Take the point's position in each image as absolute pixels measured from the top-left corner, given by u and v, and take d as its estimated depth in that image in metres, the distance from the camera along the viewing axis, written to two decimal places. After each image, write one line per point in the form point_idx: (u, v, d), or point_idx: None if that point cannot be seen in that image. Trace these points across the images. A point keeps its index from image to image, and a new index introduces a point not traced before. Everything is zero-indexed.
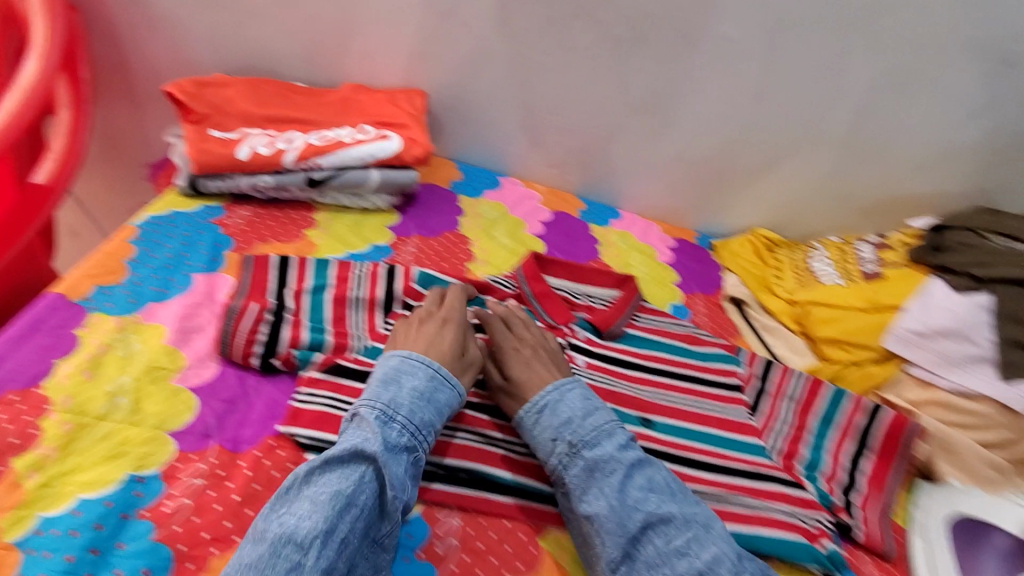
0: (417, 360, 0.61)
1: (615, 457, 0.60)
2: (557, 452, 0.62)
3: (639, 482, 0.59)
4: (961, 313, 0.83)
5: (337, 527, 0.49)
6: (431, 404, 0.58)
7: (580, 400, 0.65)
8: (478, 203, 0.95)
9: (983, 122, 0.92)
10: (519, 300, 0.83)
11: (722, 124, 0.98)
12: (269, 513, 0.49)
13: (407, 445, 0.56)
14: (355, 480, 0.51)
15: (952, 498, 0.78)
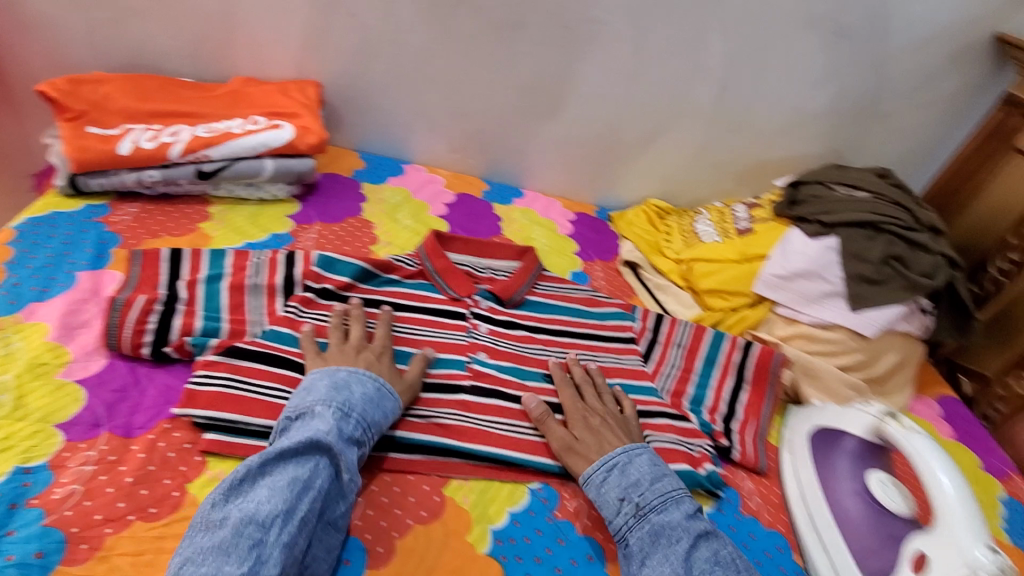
0: (366, 376, 0.66)
1: (682, 525, 0.62)
2: (624, 512, 0.63)
3: (702, 555, 0.60)
4: (814, 254, 0.93)
5: (296, 507, 0.53)
6: (380, 405, 0.65)
7: (649, 466, 0.67)
8: (382, 189, 1.06)
9: (824, 90, 1.08)
10: (422, 277, 0.88)
11: (604, 100, 1.11)
12: (229, 496, 0.53)
13: (359, 438, 0.61)
14: (310, 467, 0.56)
15: (811, 414, 0.83)
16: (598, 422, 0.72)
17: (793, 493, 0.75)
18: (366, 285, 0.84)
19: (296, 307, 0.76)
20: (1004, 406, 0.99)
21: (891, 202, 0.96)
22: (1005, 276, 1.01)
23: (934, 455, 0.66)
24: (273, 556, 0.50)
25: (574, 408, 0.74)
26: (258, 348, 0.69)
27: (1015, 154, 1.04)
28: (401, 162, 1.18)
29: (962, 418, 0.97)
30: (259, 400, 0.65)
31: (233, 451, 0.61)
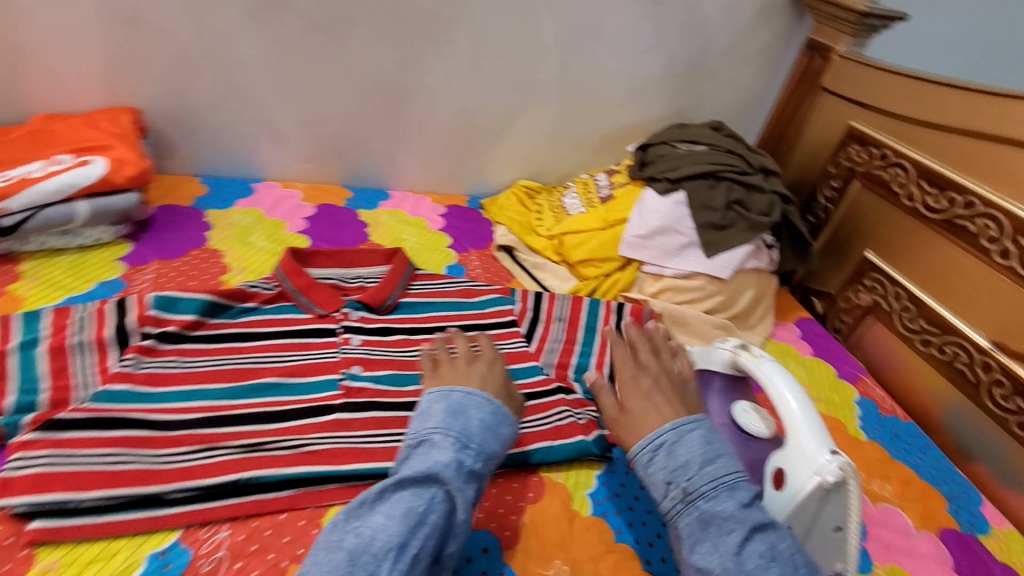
0: (481, 396, 0.61)
1: (737, 516, 0.52)
2: (671, 496, 0.55)
3: (756, 549, 0.51)
4: (666, 211, 0.99)
5: (410, 542, 0.49)
6: (496, 434, 0.59)
7: (703, 445, 0.57)
8: (229, 213, 0.99)
9: (655, 54, 1.14)
10: (282, 298, 0.83)
11: (454, 91, 1.10)
12: (341, 524, 0.51)
13: (477, 471, 0.56)
14: (427, 498, 0.52)
15: None
16: (650, 389, 0.63)
17: None
18: (217, 318, 0.78)
19: (133, 358, 0.69)
20: (848, 317, 1.09)
21: (726, 151, 1.04)
22: (831, 203, 1.12)
23: (782, 377, 0.70)
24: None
25: (629, 376, 0.65)
26: (85, 414, 0.61)
27: (822, 94, 1.16)
28: (251, 180, 1.11)
29: (817, 335, 1.07)
30: (92, 471, 0.57)
31: (66, 536, 0.54)
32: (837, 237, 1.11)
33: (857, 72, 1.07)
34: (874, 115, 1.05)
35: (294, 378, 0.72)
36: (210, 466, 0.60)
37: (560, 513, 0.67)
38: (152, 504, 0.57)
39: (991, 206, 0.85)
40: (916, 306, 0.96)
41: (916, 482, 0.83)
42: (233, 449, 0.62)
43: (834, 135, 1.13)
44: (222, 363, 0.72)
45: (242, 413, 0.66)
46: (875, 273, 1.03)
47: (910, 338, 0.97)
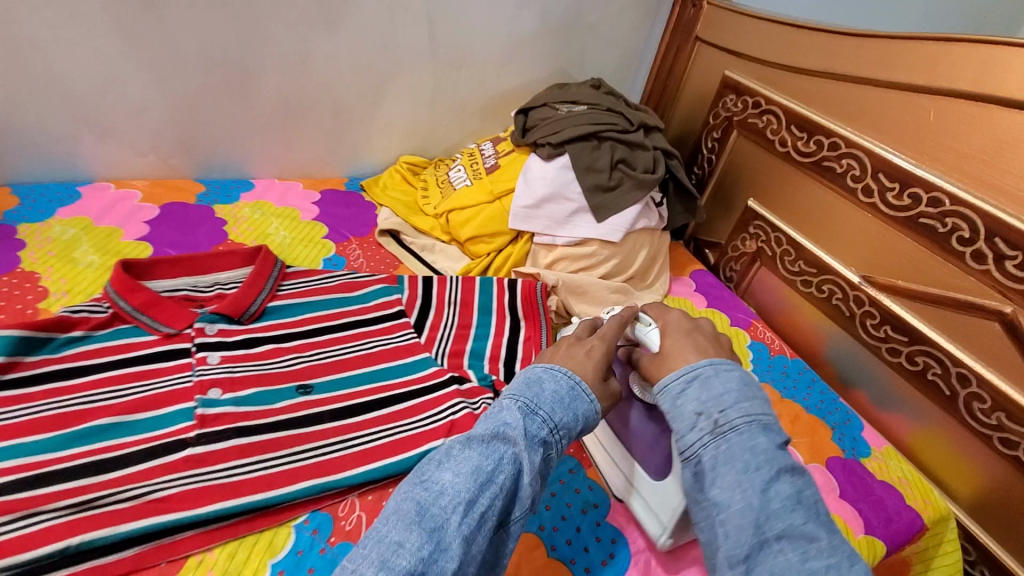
0: (561, 371, 0.58)
1: (766, 454, 0.49)
2: (699, 428, 0.52)
3: (783, 490, 0.48)
4: (553, 177, 0.95)
5: (478, 500, 0.48)
6: (571, 408, 0.56)
7: (740, 382, 0.54)
8: (47, 225, 0.83)
9: (529, 11, 1.08)
10: (119, 321, 0.71)
11: (309, 63, 0.98)
12: (413, 480, 0.50)
13: (545, 440, 0.53)
14: (495, 459, 0.50)
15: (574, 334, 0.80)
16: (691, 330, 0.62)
17: None
18: (35, 355, 0.65)
19: None
20: (738, 266, 1.12)
21: (608, 109, 1.01)
22: (713, 154, 1.13)
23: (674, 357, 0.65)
24: (454, 546, 0.45)
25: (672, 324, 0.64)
26: None
27: (696, 44, 1.14)
28: (78, 184, 0.94)
29: (711, 285, 1.10)
30: None
31: None
32: (722, 187, 1.13)
33: (727, 20, 1.07)
34: (745, 63, 1.05)
35: (135, 414, 0.62)
36: (26, 539, 0.50)
37: None
38: None
39: (854, 146, 0.88)
40: (795, 249, 0.99)
41: (804, 416, 0.87)
42: (61, 510, 0.53)
43: (711, 86, 1.13)
44: (43, 409, 0.61)
45: (68, 466, 0.56)
46: (757, 221, 1.06)
47: (793, 280, 1.01)
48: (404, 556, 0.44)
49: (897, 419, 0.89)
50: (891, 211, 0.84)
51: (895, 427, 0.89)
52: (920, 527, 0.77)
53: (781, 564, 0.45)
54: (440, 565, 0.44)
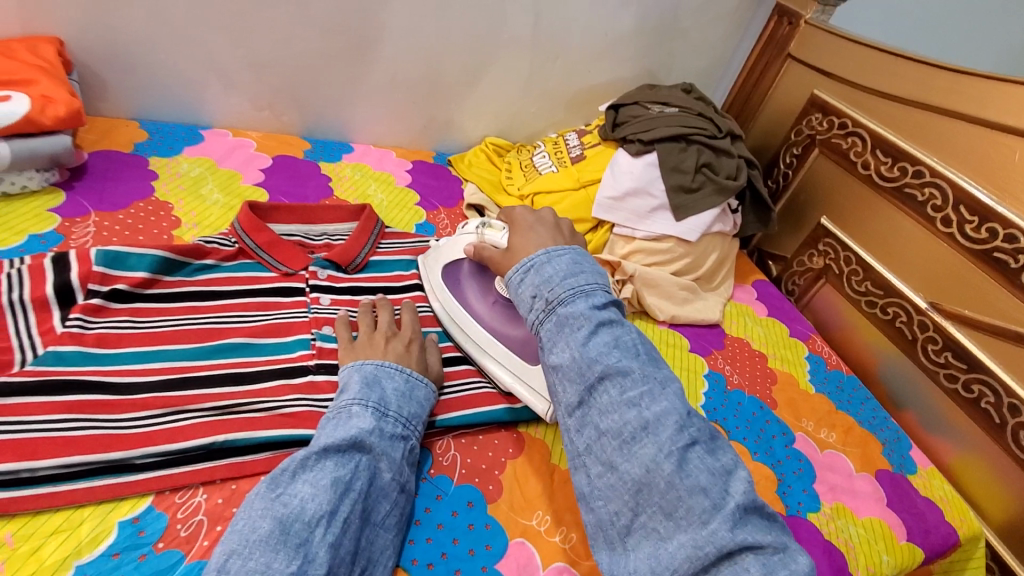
0: (393, 367, 0.63)
1: (585, 313, 0.52)
2: (535, 309, 0.55)
3: (603, 340, 0.51)
4: (639, 173, 0.99)
5: (339, 508, 0.50)
6: (413, 399, 0.62)
7: (569, 264, 0.56)
8: (175, 161, 0.90)
9: (629, 11, 1.11)
10: (243, 256, 0.78)
11: (418, 37, 1.03)
12: (265, 496, 0.49)
13: (400, 434, 0.58)
14: (352, 467, 0.53)
15: (434, 257, 0.81)
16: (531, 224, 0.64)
17: (443, 317, 0.78)
18: (173, 276, 0.72)
19: (80, 319, 0.63)
20: (802, 280, 1.15)
21: (698, 114, 1.04)
22: (790, 169, 1.17)
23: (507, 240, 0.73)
24: (319, 556, 0.47)
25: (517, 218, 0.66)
26: (31, 378, 0.56)
27: (788, 61, 1.17)
28: (199, 129, 1.01)
29: (773, 296, 1.13)
30: (44, 437, 0.52)
31: (20, 508, 0.49)
32: (796, 202, 1.16)
33: (824, 41, 1.09)
34: (835, 83, 1.08)
35: (261, 338, 0.69)
36: (181, 431, 0.56)
37: (540, 468, 0.68)
38: (118, 471, 0.53)
39: (938, 176, 0.90)
40: (863, 269, 1.02)
41: (857, 429, 0.91)
42: (205, 412, 0.59)
43: (797, 102, 1.16)
44: (182, 323, 0.67)
45: (212, 376, 0.62)
46: (828, 238, 1.09)
47: (857, 300, 1.04)
48: None
49: (943, 444, 0.92)
50: (967, 243, 0.87)
51: (941, 451, 0.92)
52: (955, 543, 0.81)
53: (606, 401, 0.49)
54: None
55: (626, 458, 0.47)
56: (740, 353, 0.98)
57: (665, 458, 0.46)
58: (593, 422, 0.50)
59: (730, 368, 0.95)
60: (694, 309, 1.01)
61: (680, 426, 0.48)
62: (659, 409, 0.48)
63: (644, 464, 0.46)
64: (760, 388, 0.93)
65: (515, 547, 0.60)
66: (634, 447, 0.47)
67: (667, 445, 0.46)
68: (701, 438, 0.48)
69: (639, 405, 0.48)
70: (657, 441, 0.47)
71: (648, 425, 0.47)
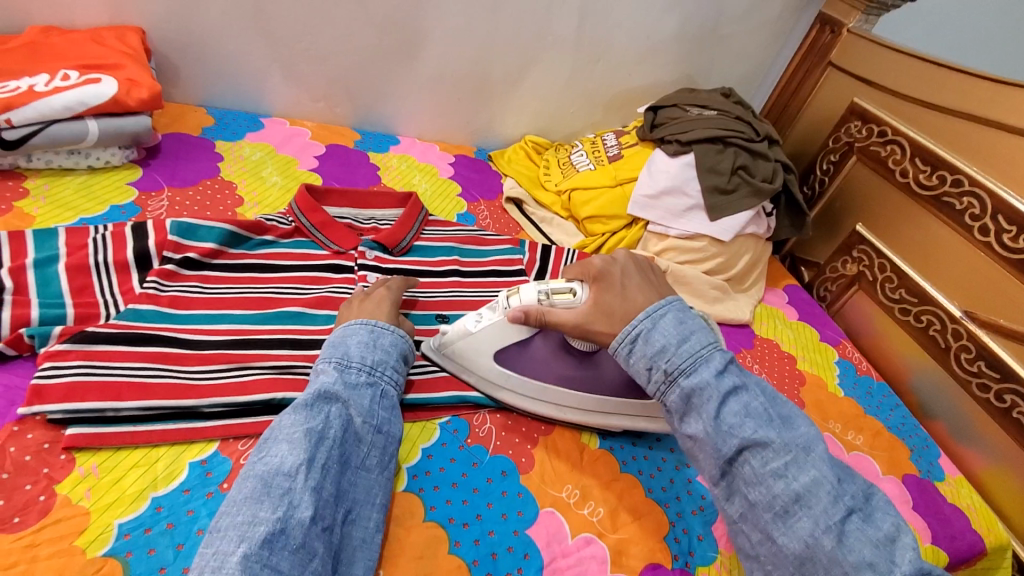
0: (356, 324, 0.66)
1: (712, 384, 0.57)
2: (654, 380, 0.60)
3: (733, 412, 0.56)
4: (675, 172, 1.01)
5: (316, 456, 0.53)
6: (378, 347, 0.65)
7: (676, 327, 0.61)
8: (238, 145, 0.97)
9: (671, 17, 1.14)
10: (299, 234, 0.83)
11: (467, 36, 1.07)
12: (251, 457, 0.52)
13: (366, 381, 0.61)
14: (322, 417, 0.56)
15: (473, 347, 0.69)
16: (623, 281, 0.65)
17: (515, 396, 0.71)
18: (237, 249, 0.77)
19: (156, 282, 0.69)
20: (834, 287, 1.16)
21: (736, 117, 1.06)
22: (827, 176, 1.17)
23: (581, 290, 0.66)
24: (304, 500, 0.49)
25: (602, 271, 0.66)
26: (115, 329, 0.61)
27: (828, 69, 1.18)
28: (259, 116, 1.08)
29: (804, 301, 1.14)
30: (126, 382, 0.57)
31: (105, 442, 0.54)
32: (831, 209, 1.16)
33: (866, 50, 1.10)
34: (876, 92, 1.08)
35: (315, 308, 0.74)
36: (245, 385, 0.61)
37: (571, 446, 0.71)
38: (188, 417, 0.58)
39: (976, 185, 0.90)
40: (898, 276, 1.02)
41: (885, 434, 0.91)
42: (265, 369, 0.64)
43: (836, 110, 1.16)
44: (245, 291, 0.73)
45: (271, 339, 0.67)
46: (862, 245, 1.09)
47: (891, 307, 1.04)
48: (260, 524, 0.47)
49: (973, 454, 0.92)
50: (1005, 252, 0.87)
51: (970, 461, 0.92)
52: (981, 551, 0.81)
53: (749, 472, 0.54)
54: (296, 519, 0.48)
55: (784, 529, 0.52)
56: (769, 353, 1.00)
57: (824, 532, 0.50)
58: (742, 492, 0.55)
59: (758, 368, 0.96)
60: (724, 308, 1.02)
61: (831, 495, 0.52)
62: (808, 478, 0.52)
63: (803, 538, 0.50)
64: (788, 388, 0.94)
65: (546, 516, 0.63)
66: (789, 520, 0.52)
67: (823, 518, 0.50)
68: (856, 505, 0.52)
69: (786, 476, 0.52)
70: (812, 514, 0.51)
71: (799, 497, 0.52)
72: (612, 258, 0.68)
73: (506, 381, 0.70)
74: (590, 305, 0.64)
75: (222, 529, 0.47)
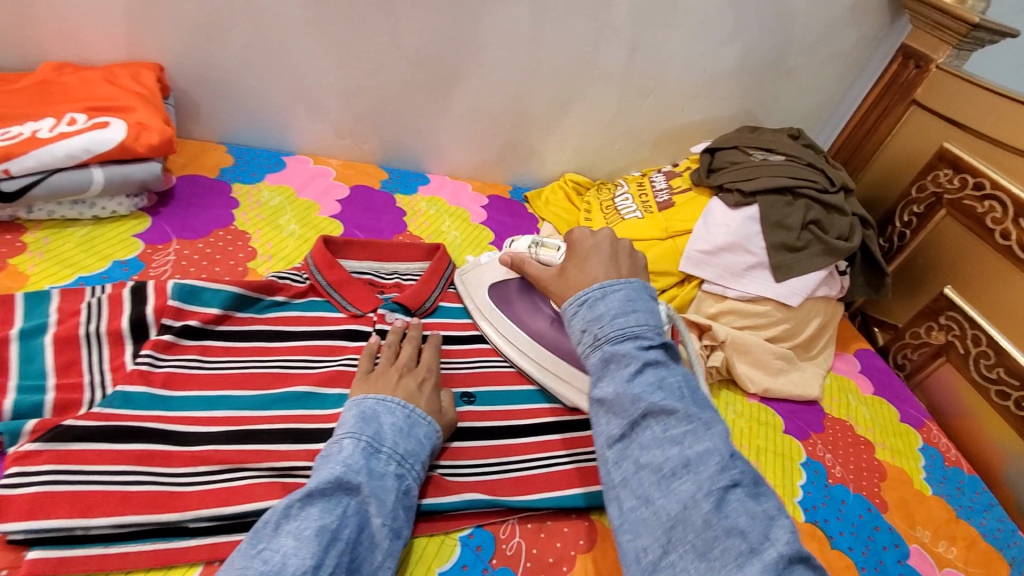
0: (394, 402, 0.59)
1: (633, 353, 0.53)
2: (584, 343, 0.57)
3: (646, 379, 0.52)
4: (735, 226, 0.89)
5: (324, 562, 0.45)
6: (412, 435, 0.57)
7: (622, 301, 0.57)
8: (257, 188, 0.90)
9: (732, 49, 1.03)
10: (313, 294, 0.75)
11: (506, 70, 0.99)
12: (247, 552, 0.45)
13: (394, 472, 0.54)
14: (338, 513, 0.49)
15: (482, 278, 0.81)
16: (587, 253, 0.63)
17: (494, 334, 0.77)
18: (244, 313, 0.69)
19: (151, 356, 0.61)
20: (915, 355, 1.01)
21: (808, 164, 0.94)
22: (908, 229, 1.03)
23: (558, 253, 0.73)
24: None
25: (575, 242, 0.65)
26: (96, 421, 0.54)
27: (912, 108, 1.05)
28: (282, 154, 1.01)
29: (879, 370, 1.00)
30: (101, 491, 0.49)
31: (70, 570, 0.46)
32: (913, 266, 1.02)
33: (958, 89, 0.96)
34: (970, 137, 0.94)
35: (325, 388, 0.65)
36: (236, 493, 0.53)
37: (614, 568, 0.60)
38: (170, 534, 0.50)
39: None
40: (996, 353, 0.87)
41: (981, 544, 0.77)
42: (263, 471, 0.55)
43: (921, 154, 1.03)
44: (250, 366, 0.65)
45: (274, 432, 0.59)
46: (951, 312, 0.95)
47: (986, 387, 0.89)
48: None
49: None
50: None
51: None
52: None
53: (648, 436, 0.50)
54: None
55: (664, 493, 0.47)
56: (842, 438, 0.86)
57: (703, 497, 0.45)
58: (632, 456, 0.50)
59: (831, 458, 0.83)
60: (790, 381, 0.90)
61: (721, 469, 0.46)
62: (702, 448, 0.48)
63: (682, 501, 0.46)
64: (866, 484, 0.80)
65: None
66: (671, 484, 0.47)
67: (706, 483, 0.46)
68: (747, 483, 0.47)
69: (681, 443, 0.48)
70: (697, 479, 0.46)
71: (689, 463, 0.47)
72: (593, 232, 0.66)
73: (493, 318, 0.78)
74: (559, 269, 0.66)
75: None
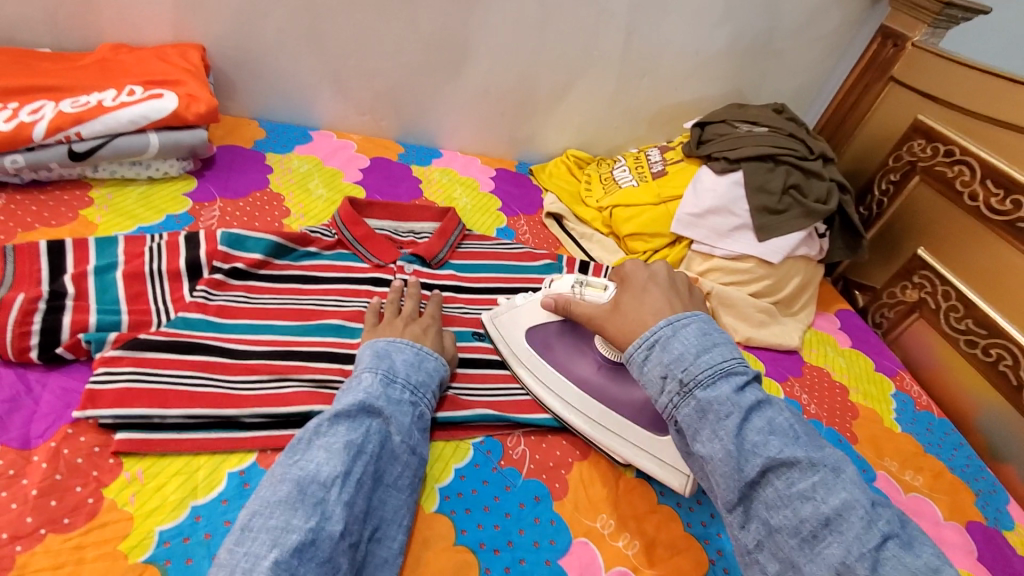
0: (403, 343, 0.66)
1: (732, 399, 0.50)
2: (667, 390, 0.54)
3: (755, 428, 0.50)
4: (722, 191, 0.98)
5: (352, 469, 0.53)
6: (423, 369, 0.65)
7: (697, 337, 0.55)
8: (288, 157, 1.00)
9: (722, 32, 1.11)
10: (341, 246, 0.85)
11: (513, 52, 1.08)
12: (285, 461, 0.53)
13: (409, 400, 0.61)
14: (363, 430, 0.56)
15: (515, 320, 0.77)
16: (645, 284, 0.65)
17: (537, 387, 0.73)
18: (282, 259, 0.79)
19: (205, 291, 0.71)
20: (891, 313, 1.10)
21: (789, 135, 1.02)
22: (886, 197, 1.11)
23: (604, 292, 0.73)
24: (336, 514, 0.50)
25: (630, 275, 0.67)
26: (164, 337, 0.64)
27: (891, 84, 1.13)
28: (308, 129, 1.11)
29: (858, 328, 1.08)
30: (173, 390, 0.60)
31: (150, 449, 0.56)
32: (891, 231, 1.10)
33: (933, 64, 1.04)
34: (943, 110, 1.02)
35: (353, 322, 0.74)
36: (284, 398, 0.62)
37: (606, 473, 0.69)
38: (228, 427, 0.59)
39: None
40: (964, 305, 0.95)
41: (946, 475, 0.85)
42: (304, 382, 0.65)
43: (898, 128, 1.11)
44: (289, 302, 0.74)
45: (312, 353, 0.68)
46: (924, 271, 1.03)
47: (955, 338, 0.97)
48: (292, 532, 0.47)
49: None
50: None
51: None
52: None
53: (772, 494, 0.48)
54: (327, 531, 0.49)
55: (810, 558, 0.45)
56: (819, 382, 0.95)
57: (857, 560, 0.43)
58: (761, 518, 0.49)
59: (807, 398, 0.91)
60: (771, 332, 0.98)
61: (863, 523, 0.45)
62: (836, 500, 0.46)
63: (832, 564, 0.44)
64: (839, 420, 0.89)
65: (579, 546, 0.61)
66: (816, 546, 0.45)
67: (856, 545, 0.44)
68: (892, 530, 0.45)
69: (814, 499, 0.46)
70: (844, 540, 0.44)
71: (828, 522, 0.45)
72: (646, 266, 0.68)
73: (534, 367, 0.74)
74: (609, 305, 0.66)
75: (253, 531, 0.48)
